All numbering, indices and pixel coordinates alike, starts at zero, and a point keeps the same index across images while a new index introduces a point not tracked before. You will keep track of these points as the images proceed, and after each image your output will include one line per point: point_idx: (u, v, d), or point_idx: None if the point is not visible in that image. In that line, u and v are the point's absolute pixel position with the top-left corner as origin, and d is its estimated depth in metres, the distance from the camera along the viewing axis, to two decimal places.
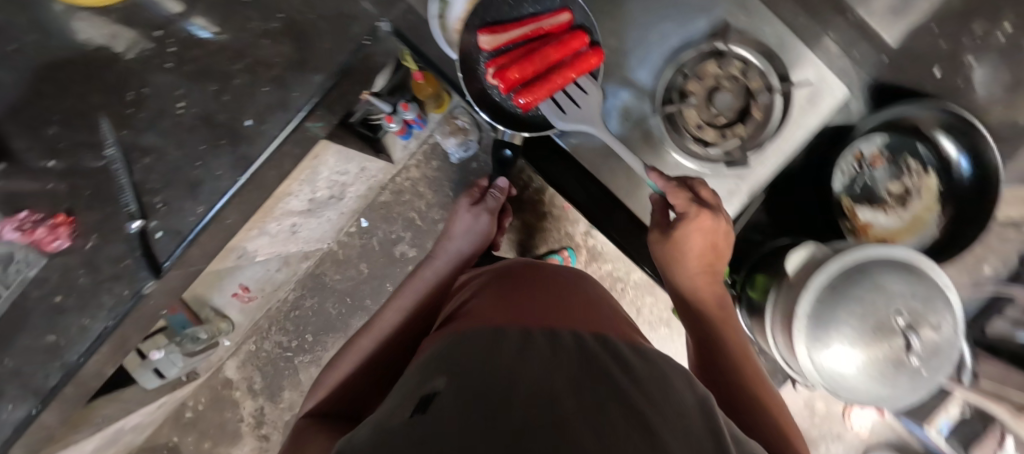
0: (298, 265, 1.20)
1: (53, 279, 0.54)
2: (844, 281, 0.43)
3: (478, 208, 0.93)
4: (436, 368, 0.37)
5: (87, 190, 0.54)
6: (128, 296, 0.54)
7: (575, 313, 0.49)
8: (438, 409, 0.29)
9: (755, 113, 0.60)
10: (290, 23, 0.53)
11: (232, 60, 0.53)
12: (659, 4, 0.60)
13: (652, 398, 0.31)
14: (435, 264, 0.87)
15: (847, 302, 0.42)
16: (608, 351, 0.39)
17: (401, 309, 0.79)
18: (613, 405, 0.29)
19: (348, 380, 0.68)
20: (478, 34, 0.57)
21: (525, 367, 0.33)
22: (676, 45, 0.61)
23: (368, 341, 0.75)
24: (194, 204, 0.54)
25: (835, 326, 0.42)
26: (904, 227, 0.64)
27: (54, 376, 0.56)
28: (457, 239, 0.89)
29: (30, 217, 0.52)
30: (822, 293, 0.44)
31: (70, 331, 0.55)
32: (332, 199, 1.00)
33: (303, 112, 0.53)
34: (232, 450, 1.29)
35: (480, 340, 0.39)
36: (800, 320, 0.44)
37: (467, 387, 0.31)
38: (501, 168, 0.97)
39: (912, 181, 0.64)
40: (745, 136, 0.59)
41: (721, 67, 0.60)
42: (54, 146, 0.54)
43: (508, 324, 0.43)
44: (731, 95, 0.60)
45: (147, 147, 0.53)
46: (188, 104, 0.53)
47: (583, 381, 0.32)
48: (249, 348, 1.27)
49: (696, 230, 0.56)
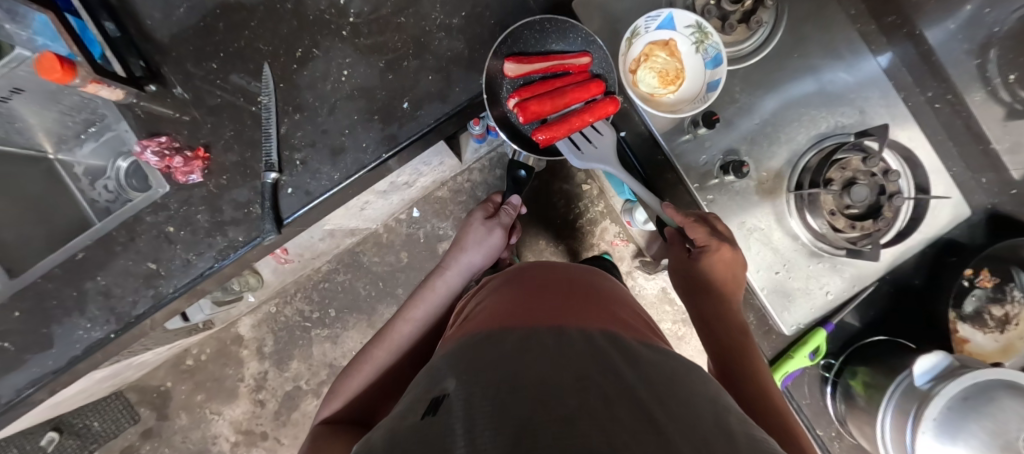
0: (343, 239, 1.19)
1: (172, 209, 0.54)
2: (975, 395, 0.46)
3: (493, 221, 0.85)
4: (445, 366, 0.38)
5: (229, 130, 0.54)
6: (241, 243, 0.54)
7: (586, 309, 0.48)
8: (446, 412, 0.30)
9: (887, 213, 0.59)
10: (469, 25, 0.56)
11: (405, 44, 0.55)
12: (811, 85, 0.62)
13: (663, 400, 0.31)
14: (446, 277, 0.78)
15: (980, 416, 0.45)
16: (618, 349, 0.39)
17: (415, 321, 0.73)
18: (621, 404, 0.29)
19: (354, 397, 0.65)
20: (505, 62, 0.56)
21: (536, 366, 0.34)
22: (826, 130, 0.62)
23: (380, 355, 0.70)
24: (331, 170, 0.54)
25: (962, 436, 0.45)
26: (995, 351, 0.62)
27: (142, 305, 0.54)
28: (468, 252, 0.81)
29: (167, 144, 0.52)
30: (954, 402, 0.47)
31: (173, 264, 0.54)
32: (404, 185, 1.01)
33: (459, 108, 0.56)
34: (224, 408, 1.25)
35: (491, 341, 0.40)
36: (927, 421, 0.48)
37: (476, 386, 0.32)
38: (518, 181, 0.90)
39: (1015, 307, 0.62)
40: (872, 232, 0.59)
41: (864, 164, 0.58)
42: (209, 81, 0.54)
43: (518, 323, 0.43)
44: (868, 190, 0.59)
45: (302, 104, 0.54)
46: (352, 74, 0.54)
47: (594, 377, 0.32)
48: (268, 309, 1.25)
49: (715, 260, 0.57)
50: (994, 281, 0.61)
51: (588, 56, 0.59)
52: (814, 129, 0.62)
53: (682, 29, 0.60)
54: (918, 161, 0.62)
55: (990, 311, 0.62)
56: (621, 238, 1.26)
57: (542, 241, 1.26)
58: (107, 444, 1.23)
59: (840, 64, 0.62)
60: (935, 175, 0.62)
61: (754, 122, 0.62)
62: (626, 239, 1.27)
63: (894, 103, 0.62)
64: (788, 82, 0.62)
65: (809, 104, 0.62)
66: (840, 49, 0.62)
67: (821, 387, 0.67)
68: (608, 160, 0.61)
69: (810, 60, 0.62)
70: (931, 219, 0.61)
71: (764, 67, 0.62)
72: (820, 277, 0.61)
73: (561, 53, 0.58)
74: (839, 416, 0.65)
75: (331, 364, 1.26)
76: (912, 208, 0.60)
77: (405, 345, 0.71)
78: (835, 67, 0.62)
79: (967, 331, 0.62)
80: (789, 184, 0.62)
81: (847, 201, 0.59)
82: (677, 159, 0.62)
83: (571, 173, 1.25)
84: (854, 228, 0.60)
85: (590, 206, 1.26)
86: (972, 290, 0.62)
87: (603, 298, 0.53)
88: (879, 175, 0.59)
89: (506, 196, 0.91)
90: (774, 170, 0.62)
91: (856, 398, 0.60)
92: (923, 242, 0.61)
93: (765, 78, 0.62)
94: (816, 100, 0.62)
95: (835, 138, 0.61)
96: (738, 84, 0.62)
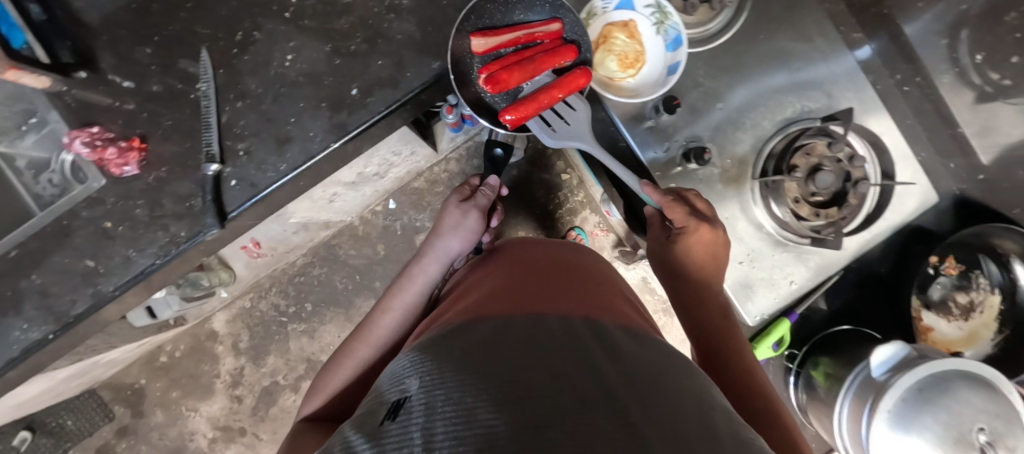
0: (317, 232, 1.16)
1: (108, 204, 0.51)
2: (931, 387, 0.48)
3: (469, 203, 0.78)
4: (415, 359, 0.35)
5: (167, 119, 0.51)
6: (184, 239, 0.51)
7: (568, 293, 0.44)
8: (407, 419, 0.28)
9: (852, 199, 0.61)
10: (420, 6, 0.53)
11: (352, 27, 0.52)
12: (777, 69, 0.63)
13: (645, 388, 0.28)
14: (424, 266, 0.73)
15: (935, 408, 0.47)
16: (600, 335, 0.35)
17: (395, 312, 0.69)
18: (594, 397, 0.26)
19: (337, 394, 0.62)
20: (470, 37, 0.55)
21: (506, 355, 0.31)
22: (791, 115, 0.63)
23: (360, 350, 0.66)
24: (278, 160, 0.52)
25: (917, 428, 0.47)
26: (962, 338, 0.69)
27: (81, 304, 0.52)
28: (445, 238, 0.75)
29: (99, 134, 0.49)
30: (910, 393, 0.49)
31: (113, 260, 0.51)
32: (375, 176, 0.99)
33: (412, 94, 0.53)
34: (201, 404, 1.23)
35: (464, 335, 0.37)
36: (882, 413, 0.50)
37: (439, 386, 0.29)
38: (496, 162, 0.82)
39: (977, 295, 0.68)
40: (837, 219, 0.61)
41: (830, 149, 0.60)
42: (144, 67, 0.51)
43: (493, 313, 0.39)
44: (833, 176, 0.60)
45: (245, 92, 0.51)
46: (296, 58, 0.52)
47: (568, 365, 0.29)
48: (242, 304, 1.22)
49: (695, 240, 0.57)
50: (957, 269, 0.68)
51: (558, 22, 0.58)
52: (780, 115, 0.63)
53: (641, 9, 0.61)
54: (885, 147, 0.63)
55: (955, 299, 0.69)
56: (601, 228, 1.24)
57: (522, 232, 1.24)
58: (81, 443, 1.20)
59: (811, 47, 0.63)
60: (899, 161, 0.63)
61: (720, 107, 0.62)
62: (606, 229, 1.25)
63: (863, 87, 0.63)
64: (754, 66, 0.62)
65: (775, 89, 0.62)
66: (808, 31, 0.62)
67: (785, 377, 0.73)
68: (582, 136, 0.59)
69: (780, 43, 0.63)
70: (899, 205, 0.62)
71: (732, 50, 0.62)
72: (785, 266, 0.62)
73: (529, 22, 0.58)
74: (800, 405, 0.70)
75: (309, 359, 1.23)
76: (877, 192, 0.61)
77: (388, 339, 0.67)
78: (803, 48, 0.63)
79: (931, 320, 0.68)
80: (754, 172, 0.62)
81: (812, 187, 0.61)
82: (642, 150, 0.62)
83: (550, 163, 1.23)
84: (819, 216, 0.62)
85: (570, 196, 1.24)
86: (938, 278, 0.68)
87: (589, 280, 0.50)
88: (844, 160, 0.61)
89: (483, 179, 0.84)
90: (739, 157, 0.63)
91: (817, 388, 0.65)
92: (889, 230, 0.63)
93: (734, 63, 0.62)
94: (785, 85, 0.63)
95: (801, 122, 0.62)
96: (702, 67, 0.62)
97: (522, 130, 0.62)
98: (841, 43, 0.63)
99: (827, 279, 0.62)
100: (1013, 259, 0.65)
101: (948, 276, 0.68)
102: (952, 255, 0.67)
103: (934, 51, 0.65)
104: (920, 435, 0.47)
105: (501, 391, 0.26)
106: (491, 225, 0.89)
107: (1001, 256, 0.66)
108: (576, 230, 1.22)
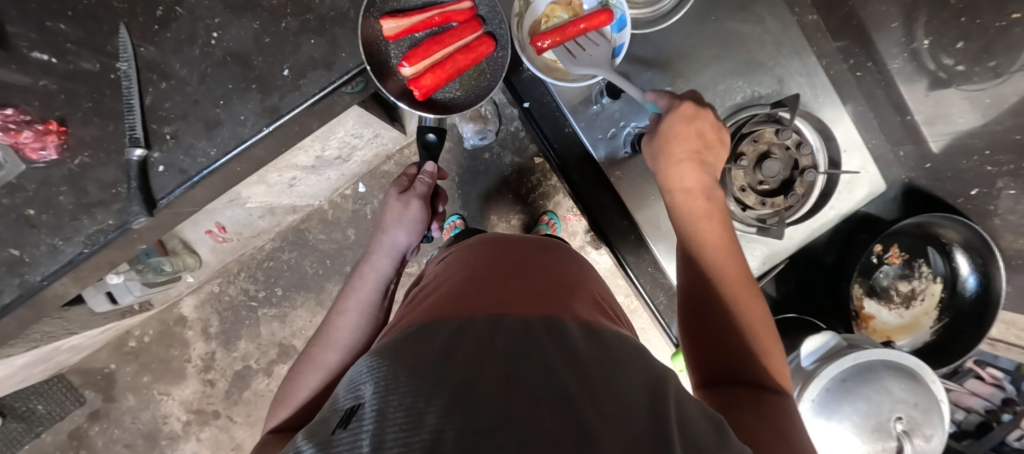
0: (284, 216, 1.13)
1: (30, 191, 0.48)
2: (853, 378, 0.55)
3: (408, 193, 0.70)
4: (371, 356, 0.28)
5: (87, 101, 0.48)
6: (112, 227, 0.48)
7: (534, 279, 0.39)
8: (357, 424, 0.21)
9: (799, 187, 0.68)
10: None
11: (283, 3, 0.51)
12: (725, 53, 0.67)
13: (609, 388, 0.23)
14: (374, 263, 0.65)
15: (855, 399, 0.54)
16: (584, 329, 0.31)
17: (351, 311, 0.60)
18: (546, 399, 0.21)
19: (308, 403, 0.50)
20: (379, 21, 0.54)
21: (477, 350, 0.25)
22: (743, 101, 0.68)
23: (321, 355, 0.55)
24: (207, 145, 0.50)
25: (840, 416, 0.55)
26: (905, 325, 0.79)
27: (6, 295, 0.48)
28: (392, 232, 0.67)
29: (12, 116, 0.45)
30: (835, 384, 0.56)
31: (37, 249, 0.48)
32: (337, 160, 0.97)
33: (347, 76, 0.52)
34: (172, 391, 1.20)
35: (422, 324, 0.31)
36: (807, 402, 0.57)
37: (380, 381, 0.24)
38: (430, 147, 0.74)
39: (921, 283, 0.78)
40: (784, 207, 0.68)
41: (777, 136, 0.66)
42: (57, 44, 0.48)
43: (454, 303, 0.34)
44: (780, 164, 0.66)
45: (168, 72, 0.50)
46: (222, 36, 0.50)
47: (544, 360, 0.24)
48: (211, 288, 1.19)
49: (680, 119, 0.52)
50: (900, 259, 0.77)
51: (470, 1, 0.58)
52: (731, 101, 0.68)
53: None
54: (829, 133, 0.69)
55: (901, 288, 0.79)
56: (574, 213, 1.22)
57: (494, 217, 1.21)
58: (53, 427, 1.16)
59: (762, 29, 0.67)
60: (850, 151, 0.69)
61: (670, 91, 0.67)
62: (579, 213, 1.23)
63: (815, 72, 0.67)
64: (701, 52, 0.67)
65: (725, 77, 0.67)
66: (761, 12, 0.66)
67: None
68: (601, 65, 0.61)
69: (730, 25, 0.67)
70: (841, 194, 0.69)
71: (681, 33, 0.66)
72: None
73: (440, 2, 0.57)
74: None
75: (280, 344, 1.21)
76: (826, 179, 0.67)
77: (354, 342, 0.58)
78: (752, 29, 0.67)
79: (874, 308, 0.79)
80: None
81: (760, 176, 0.68)
82: (594, 148, 0.68)
83: (523, 145, 1.19)
84: (766, 204, 0.68)
85: (544, 180, 1.21)
86: (881, 266, 0.78)
87: (563, 264, 0.45)
88: (792, 149, 0.67)
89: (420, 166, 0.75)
90: None
91: None
92: (837, 217, 0.71)
93: (686, 48, 0.67)
94: (738, 70, 0.67)
95: (753, 109, 0.66)
96: (650, 50, 0.66)
97: (444, 109, 0.61)
98: (794, 26, 0.66)
99: (772, 264, 0.71)
100: (953, 249, 0.74)
101: (891, 265, 0.78)
102: (892, 244, 0.77)
103: (891, 35, 0.73)
104: (840, 423, 0.54)
105: (446, 391, 0.21)
106: (438, 211, 0.80)
107: (944, 247, 0.74)
108: (550, 215, 1.19)
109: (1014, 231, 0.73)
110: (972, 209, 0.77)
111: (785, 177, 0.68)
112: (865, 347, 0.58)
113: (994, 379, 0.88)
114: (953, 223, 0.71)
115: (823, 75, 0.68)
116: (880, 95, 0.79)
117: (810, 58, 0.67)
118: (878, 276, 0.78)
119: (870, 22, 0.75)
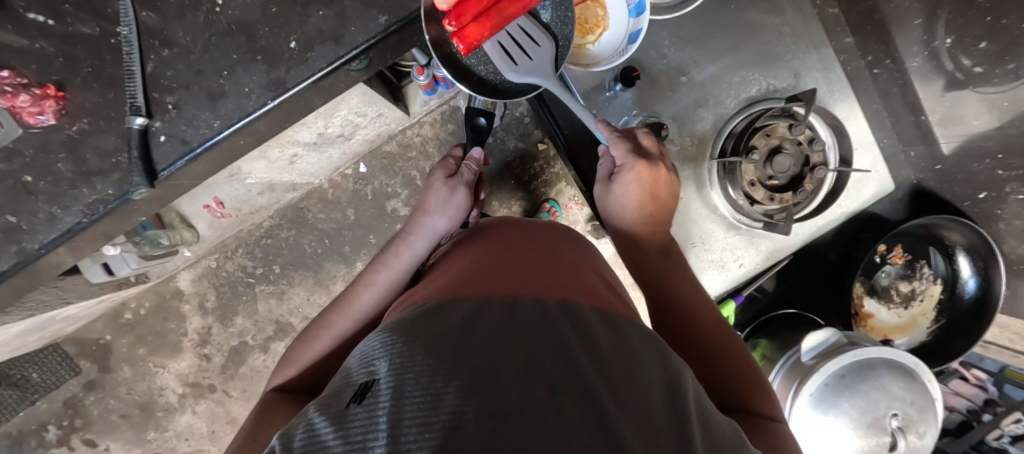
0: (282, 194, 1.12)
1: (27, 156, 0.47)
2: (851, 373, 0.56)
3: (455, 179, 0.66)
4: (382, 332, 0.28)
5: (86, 66, 0.47)
6: (112, 197, 0.47)
7: (544, 261, 0.39)
8: (372, 399, 0.21)
9: (808, 184, 0.66)
10: None
11: None
12: (740, 45, 0.67)
13: (627, 379, 0.23)
14: (411, 245, 0.61)
15: (855, 394, 0.55)
16: (601, 316, 0.31)
17: (378, 286, 0.58)
18: (566, 388, 0.21)
19: (313, 366, 0.53)
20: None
21: (494, 331, 0.25)
22: (756, 94, 0.68)
23: (338, 322, 0.56)
24: (210, 116, 0.49)
25: (839, 412, 0.55)
26: (901, 326, 0.80)
27: (3, 261, 0.47)
28: (433, 215, 0.63)
29: (9, 79, 0.44)
30: (833, 379, 0.57)
31: (36, 217, 0.47)
32: (340, 137, 0.95)
33: (355, 51, 0.50)
34: (168, 363, 1.20)
35: (432, 304, 0.31)
36: (805, 397, 0.58)
37: (395, 359, 0.23)
38: (479, 130, 0.70)
39: (921, 284, 0.79)
40: (792, 203, 0.67)
41: (789, 131, 0.65)
42: (55, 6, 0.46)
43: (465, 286, 0.33)
44: (790, 159, 0.65)
45: (171, 39, 0.48)
46: (228, 3, 0.49)
47: (562, 344, 0.24)
48: (208, 264, 1.18)
49: (632, 183, 0.55)
50: (903, 260, 0.78)
51: None
52: (745, 93, 0.68)
53: None
54: (842, 130, 0.68)
55: (901, 288, 0.79)
56: (576, 201, 1.22)
57: (495, 202, 1.20)
58: (48, 395, 1.16)
59: (782, 21, 0.67)
60: (861, 149, 0.70)
61: (686, 81, 0.67)
62: (581, 202, 1.22)
63: (831, 68, 0.68)
64: (715, 44, 0.67)
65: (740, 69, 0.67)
66: (779, 4, 0.66)
67: None
68: (543, 73, 0.58)
69: (748, 15, 0.67)
70: (851, 193, 0.71)
71: (699, 20, 0.66)
72: (738, 247, 0.72)
73: None
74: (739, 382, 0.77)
75: (278, 321, 1.21)
76: (834, 177, 0.66)
77: (371, 314, 0.57)
78: (768, 21, 0.67)
79: (873, 307, 0.79)
80: (712, 152, 0.69)
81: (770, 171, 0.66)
82: None
83: (527, 131, 1.18)
84: (773, 200, 0.67)
85: (547, 167, 1.20)
86: (885, 266, 0.78)
87: (573, 249, 0.45)
88: (803, 144, 0.66)
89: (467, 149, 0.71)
90: (698, 138, 0.69)
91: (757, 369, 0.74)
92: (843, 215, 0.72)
93: (703, 39, 0.66)
94: (753, 62, 0.68)
95: (766, 103, 0.67)
96: (666, 37, 0.66)
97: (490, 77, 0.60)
98: (813, 19, 0.66)
99: (775, 257, 0.73)
100: (957, 252, 0.74)
101: (891, 266, 0.78)
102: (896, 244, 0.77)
103: (909, 32, 0.73)
104: (839, 418, 0.55)
105: (465, 373, 0.21)
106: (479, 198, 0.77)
107: (949, 250, 0.75)
108: (551, 202, 1.18)
109: (1017, 235, 0.75)
110: (975, 212, 0.77)
111: (794, 173, 0.68)
112: (865, 345, 0.59)
113: (978, 380, 0.90)
114: (959, 226, 0.71)
115: (840, 70, 0.69)
116: (896, 93, 0.77)
117: (825, 54, 0.68)
118: (880, 276, 0.79)
119: (891, 18, 0.73)
